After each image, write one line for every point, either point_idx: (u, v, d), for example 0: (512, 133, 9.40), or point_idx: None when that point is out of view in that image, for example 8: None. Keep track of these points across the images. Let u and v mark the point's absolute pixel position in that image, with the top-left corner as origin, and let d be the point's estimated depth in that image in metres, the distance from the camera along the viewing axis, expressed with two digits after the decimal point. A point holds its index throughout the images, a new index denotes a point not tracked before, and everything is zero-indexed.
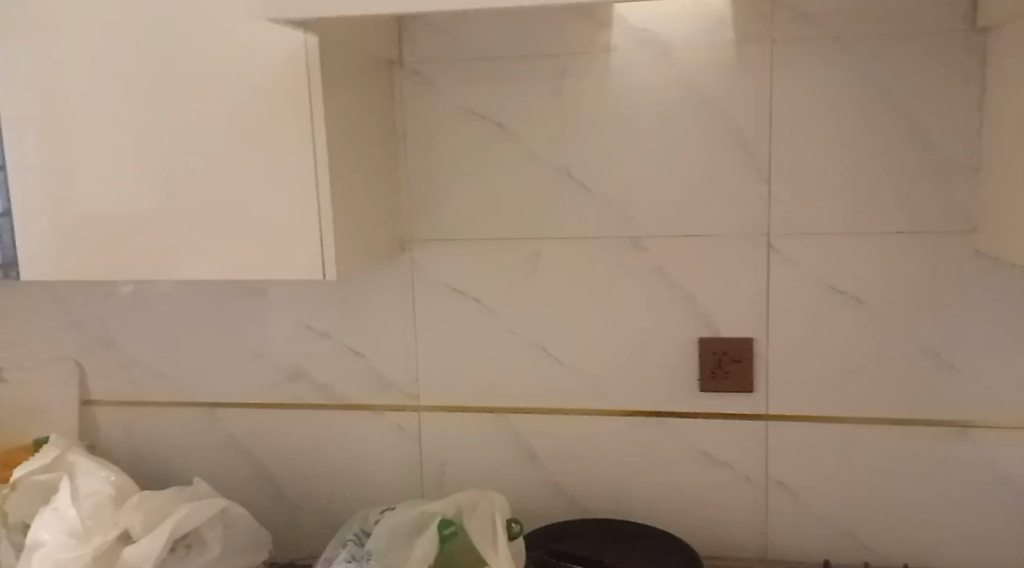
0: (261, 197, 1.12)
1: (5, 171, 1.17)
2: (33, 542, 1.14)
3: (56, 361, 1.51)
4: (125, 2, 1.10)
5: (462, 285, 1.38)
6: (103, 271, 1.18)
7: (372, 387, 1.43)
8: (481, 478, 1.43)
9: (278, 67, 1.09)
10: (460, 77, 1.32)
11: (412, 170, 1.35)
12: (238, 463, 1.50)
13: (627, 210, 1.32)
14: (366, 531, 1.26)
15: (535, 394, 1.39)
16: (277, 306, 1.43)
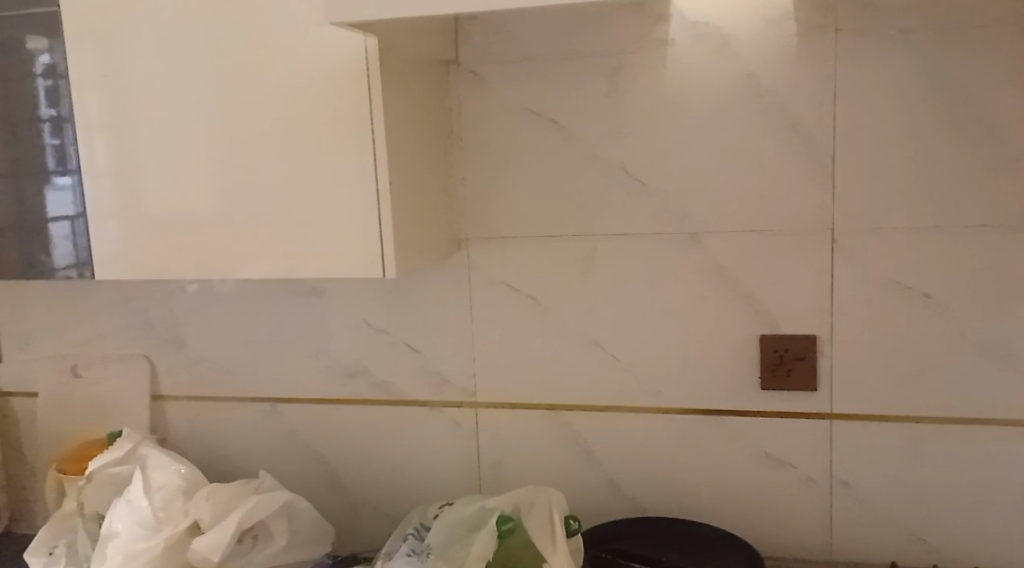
0: (322, 198, 1.15)
1: (79, 174, 1.22)
2: (108, 532, 1.17)
3: (128, 357, 1.56)
4: (191, 9, 1.14)
5: (520, 282, 1.38)
6: (171, 271, 1.21)
7: (431, 384, 1.45)
8: (539, 475, 1.43)
9: (338, 70, 1.11)
10: (516, 74, 1.32)
11: (468, 168, 1.36)
12: (300, 457, 1.53)
13: (686, 206, 1.30)
14: (425, 526, 1.28)
15: (592, 391, 1.39)
16: (338, 304, 1.46)
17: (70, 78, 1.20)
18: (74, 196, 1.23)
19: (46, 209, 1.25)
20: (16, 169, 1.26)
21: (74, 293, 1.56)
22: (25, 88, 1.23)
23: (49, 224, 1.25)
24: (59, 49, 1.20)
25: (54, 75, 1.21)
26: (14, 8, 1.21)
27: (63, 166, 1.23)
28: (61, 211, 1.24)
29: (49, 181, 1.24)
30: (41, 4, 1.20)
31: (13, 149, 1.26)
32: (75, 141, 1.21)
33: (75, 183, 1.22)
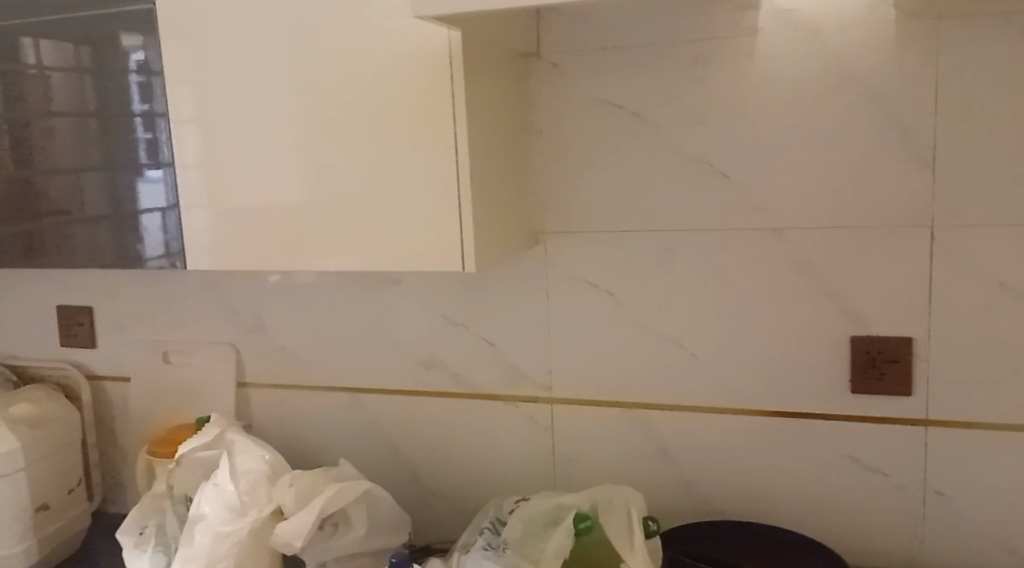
0: (404, 193, 1.15)
1: (173, 167, 1.26)
2: (195, 515, 1.21)
3: (214, 344, 1.61)
4: (278, 5, 1.15)
5: (599, 278, 1.37)
6: (255, 263, 1.24)
7: (507, 378, 1.45)
8: (615, 473, 1.42)
9: (421, 64, 1.11)
10: (597, 66, 1.30)
11: (547, 162, 1.35)
12: (378, 447, 1.55)
13: (772, 200, 1.27)
14: (501, 520, 1.27)
15: (671, 390, 1.36)
16: (416, 296, 1.47)
17: (163, 75, 1.24)
18: (165, 188, 1.27)
19: (138, 201, 1.29)
20: (109, 161, 1.30)
21: (164, 282, 1.61)
22: (119, 84, 1.27)
23: (141, 215, 1.29)
24: (153, 46, 1.24)
25: (147, 72, 1.25)
26: (109, 6, 1.26)
27: (155, 159, 1.27)
28: (154, 203, 1.28)
29: (141, 173, 1.28)
30: (135, 2, 1.24)
31: (106, 143, 1.30)
32: (168, 135, 1.25)
33: (168, 175, 1.26)
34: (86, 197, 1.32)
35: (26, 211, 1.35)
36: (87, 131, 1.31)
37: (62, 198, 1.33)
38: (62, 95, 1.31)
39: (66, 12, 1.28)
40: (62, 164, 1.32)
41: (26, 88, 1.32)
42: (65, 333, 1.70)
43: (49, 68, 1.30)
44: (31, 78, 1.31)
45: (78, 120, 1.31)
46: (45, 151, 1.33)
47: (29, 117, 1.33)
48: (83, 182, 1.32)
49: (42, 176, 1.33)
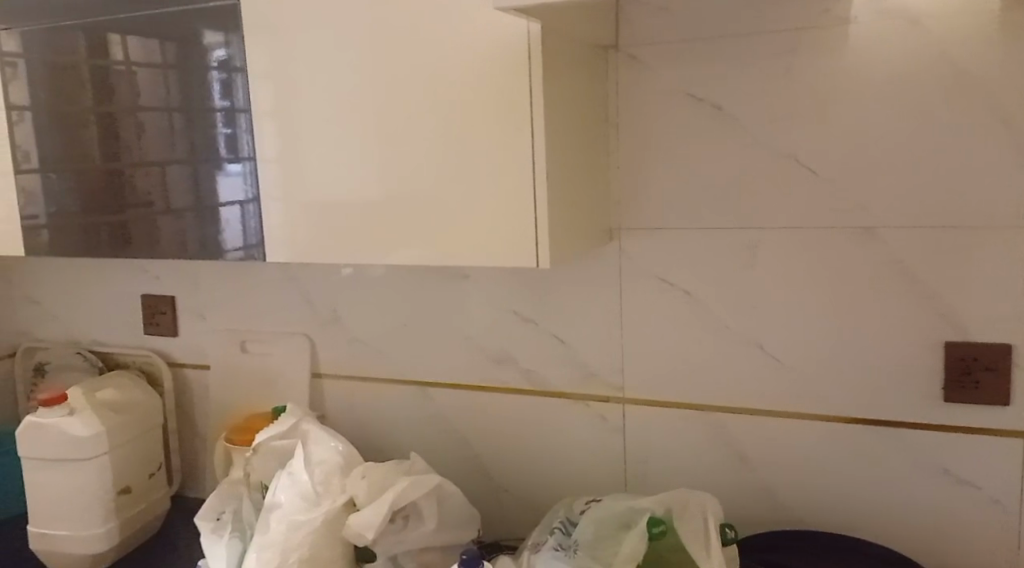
0: (480, 188, 1.15)
1: (254, 161, 1.28)
2: (270, 503, 1.23)
3: (289, 335, 1.63)
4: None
5: (676, 277, 1.34)
6: (331, 256, 1.25)
7: (578, 376, 1.43)
8: (689, 476, 1.39)
9: (499, 56, 1.10)
10: (679, 58, 1.27)
11: (623, 158, 1.33)
12: (448, 441, 1.55)
13: (862, 198, 1.22)
14: (572, 520, 1.26)
15: (749, 393, 1.33)
16: (487, 291, 1.46)
17: (245, 70, 1.26)
18: (244, 181, 1.30)
19: (218, 194, 1.31)
20: (190, 155, 1.33)
21: (243, 273, 1.65)
22: (200, 80, 1.30)
23: (221, 208, 1.32)
24: (234, 43, 1.26)
25: (228, 68, 1.27)
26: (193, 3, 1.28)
27: (235, 153, 1.29)
28: (233, 196, 1.30)
29: (221, 167, 1.31)
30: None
31: (187, 137, 1.32)
32: (249, 129, 1.28)
33: (249, 169, 1.29)
34: (169, 189, 1.35)
35: (113, 203, 1.39)
36: (170, 126, 1.33)
37: (147, 191, 1.36)
38: (147, 90, 1.34)
39: (152, 9, 1.31)
40: (147, 157, 1.36)
41: (114, 84, 1.36)
42: (148, 321, 1.75)
43: (135, 64, 1.34)
44: (119, 74, 1.35)
45: (162, 114, 1.34)
46: (131, 145, 1.37)
47: (116, 111, 1.37)
48: (167, 175, 1.35)
49: (130, 169, 1.38)
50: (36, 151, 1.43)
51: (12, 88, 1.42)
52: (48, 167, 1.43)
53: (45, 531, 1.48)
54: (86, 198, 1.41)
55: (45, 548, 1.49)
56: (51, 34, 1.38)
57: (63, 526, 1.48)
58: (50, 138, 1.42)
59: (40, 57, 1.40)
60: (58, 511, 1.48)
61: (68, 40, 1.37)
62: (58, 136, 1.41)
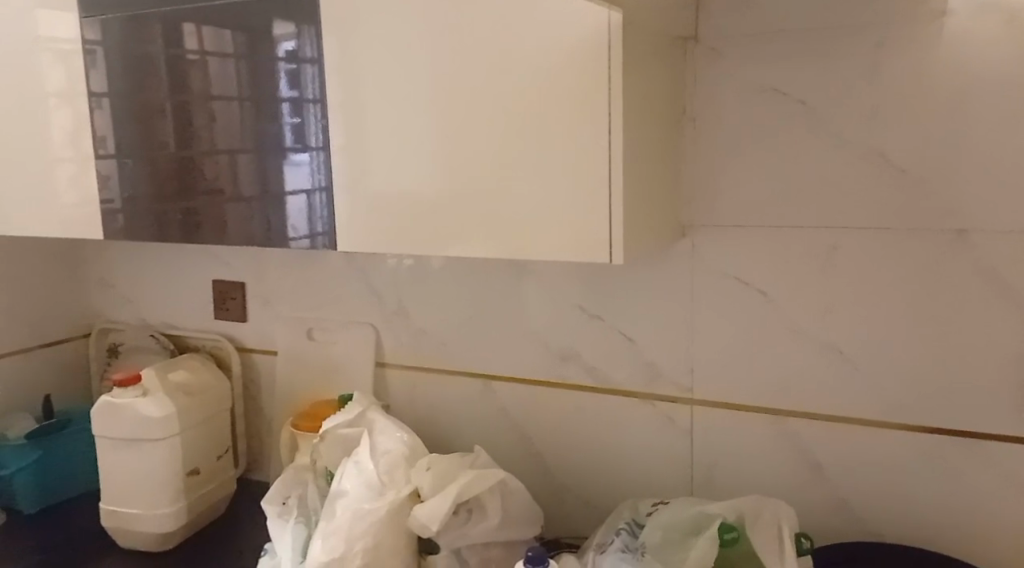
0: (552, 180, 1.13)
1: (325, 151, 1.28)
2: (337, 490, 1.24)
3: (355, 324, 1.64)
4: None
5: (752, 276, 1.30)
6: (401, 246, 1.25)
7: (644, 376, 1.40)
8: (759, 481, 1.35)
9: (576, 47, 1.08)
10: (762, 51, 1.24)
11: (699, 153, 1.30)
12: (510, 437, 1.54)
13: (954, 199, 1.17)
14: (637, 522, 1.24)
15: (825, 398, 1.29)
16: (554, 286, 1.45)
17: (316, 62, 1.26)
18: (311, 171, 1.30)
19: (284, 182, 1.32)
20: (258, 145, 1.34)
21: (311, 260, 1.66)
22: (269, 70, 1.31)
23: (286, 197, 1.33)
24: (306, 34, 1.26)
25: (298, 60, 1.28)
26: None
27: (302, 143, 1.30)
28: (299, 185, 1.31)
29: (287, 157, 1.32)
30: None
31: (257, 126, 1.33)
32: (320, 118, 1.28)
33: (319, 158, 1.29)
34: (238, 178, 1.36)
35: (185, 190, 1.41)
36: (240, 115, 1.34)
37: (216, 179, 1.38)
38: (220, 80, 1.35)
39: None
40: (217, 146, 1.37)
41: (187, 73, 1.38)
42: (218, 306, 1.77)
43: (208, 53, 1.35)
44: (193, 64, 1.37)
45: (233, 104, 1.35)
46: (203, 133, 1.38)
47: (189, 100, 1.38)
48: (236, 163, 1.36)
49: (199, 157, 1.39)
50: (112, 138, 1.46)
51: (91, 75, 1.45)
52: (124, 153, 1.46)
53: (117, 508, 1.51)
54: (159, 185, 1.44)
55: (116, 524, 1.52)
56: (130, 24, 1.40)
57: (134, 504, 1.51)
58: (126, 125, 1.45)
59: (118, 46, 1.42)
60: (130, 490, 1.50)
61: (146, 29, 1.39)
62: (134, 123, 1.44)
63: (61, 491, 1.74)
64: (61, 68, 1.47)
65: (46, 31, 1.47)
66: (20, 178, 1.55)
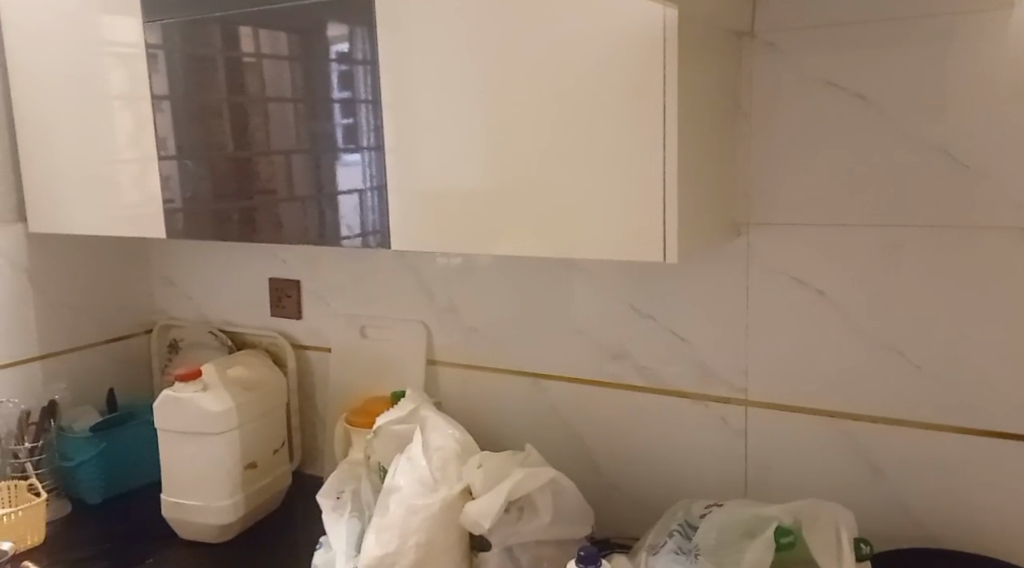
0: (604, 178, 1.12)
1: (378, 150, 1.30)
2: (390, 486, 1.25)
3: (407, 321, 1.66)
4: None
5: (809, 275, 1.28)
6: (451, 245, 1.25)
7: (697, 375, 1.39)
8: (816, 484, 1.33)
9: (630, 45, 1.07)
10: (819, 45, 1.22)
11: (754, 150, 1.28)
12: (561, 435, 1.53)
13: (1021, 195, 1.14)
14: (691, 523, 1.23)
15: (884, 400, 1.26)
16: (605, 284, 1.44)
17: (369, 63, 1.28)
18: (363, 170, 1.32)
19: (337, 182, 1.34)
20: (312, 145, 1.36)
21: (364, 258, 1.68)
22: (322, 72, 1.32)
23: (339, 196, 1.34)
24: (358, 36, 1.28)
25: (350, 61, 1.29)
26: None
27: (354, 143, 1.32)
28: (351, 184, 1.33)
29: (339, 157, 1.33)
30: None
31: (310, 127, 1.35)
32: (373, 118, 1.29)
33: (371, 157, 1.30)
34: (293, 178, 1.39)
35: (242, 190, 1.44)
36: (293, 116, 1.37)
37: (271, 178, 1.41)
38: (275, 82, 1.37)
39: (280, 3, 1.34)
40: (272, 146, 1.40)
41: (243, 75, 1.40)
42: (274, 303, 1.80)
43: (264, 56, 1.38)
44: (250, 66, 1.39)
45: (288, 105, 1.37)
46: (259, 134, 1.41)
47: (246, 101, 1.41)
48: (291, 163, 1.38)
49: (255, 157, 1.42)
50: (172, 139, 1.50)
51: (154, 78, 1.49)
52: (183, 154, 1.49)
53: (178, 500, 1.55)
54: (217, 184, 1.47)
55: (176, 516, 1.56)
56: (189, 27, 1.43)
57: (194, 496, 1.54)
58: (185, 126, 1.48)
59: (178, 49, 1.45)
60: (189, 482, 1.54)
61: (205, 33, 1.42)
62: (193, 125, 1.47)
63: (124, 482, 1.79)
64: (123, 71, 1.51)
65: (111, 36, 1.51)
66: (86, 179, 1.59)
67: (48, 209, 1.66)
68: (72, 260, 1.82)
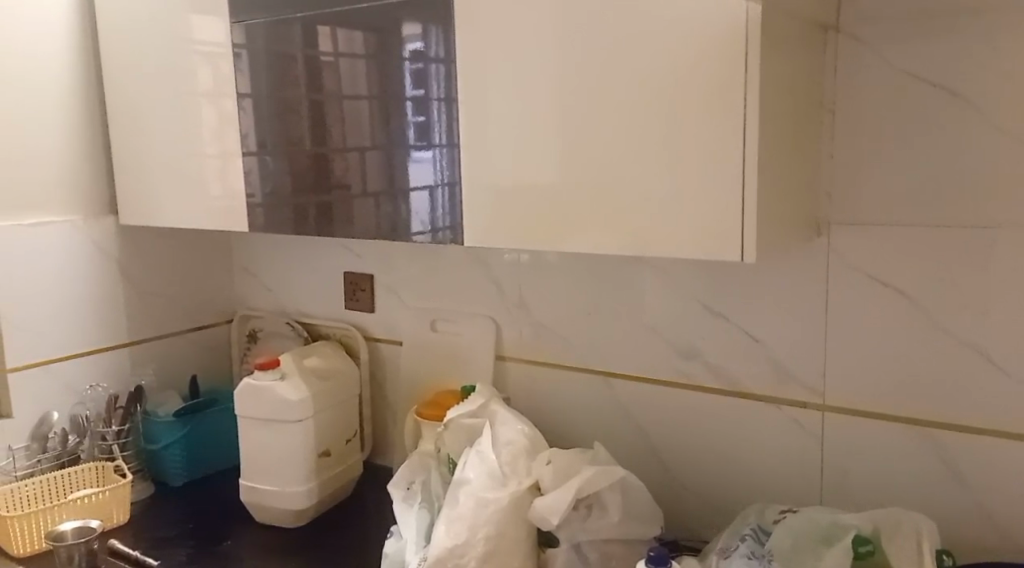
0: (678, 174, 1.11)
1: (451, 146, 1.31)
2: (460, 478, 1.26)
3: (477, 316, 1.67)
4: None
5: (892, 277, 1.24)
6: (522, 241, 1.26)
7: (772, 377, 1.37)
8: (896, 492, 1.29)
9: (712, 40, 1.05)
10: (906, 40, 1.18)
11: (837, 148, 1.26)
12: (630, 434, 1.52)
13: None
14: (764, 528, 1.21)
15: (969, 408, 1.22)
16: (679, 283, 1.43)
17: (442, 61, 1.29)
18: (434, 167, 1.33)
19: (409, 179, 1.36)
20: (385, 142, 1.38)
21: (436, 253, 1.70)
22: (396, 71, 1.34)
23: (411, 192, 1.36)
24: (432, 35, 1.29)
25: (424, 59, 1.31)
26: None
27: (426, 140, 1.33)
28: (422, 181, 1.35)
29: (411, 154, 1.35)
30: None
31: (383, 125, 1.38)
32: (446, 115, 1.30)
33: (445, 153, 1.31)
34: (366, 174, 1.41)
35: (319, 185, 1.47)
36: (368, 113, 1.39)
37: (345, 174, 1.43)
38: (351, 80, 1.40)
39: (357, 3, 1.36)
40: (347, 143, 1.42)
41: (322, 74, 1.43)
42: (349, 296, 1.84)
43: (341, 55, 1.40)
44: (327, 64, 1.42)
45: (363, 103, 1.39)
46: (334, 131, 1.43)
47: (323, 98, 1.44)
48: (365, 160, 1.41)
49: (331, 154, 1.45)
50: (254, 136, 1.53)
51: (238, 76, 1.53)
52: (264, 150, 1.53)
53: (256, 484, 1.59)
54: (295, 179, 1.50)
55: (253, 500, 1.60)
56: (271, 27, 1.47)
57: (271, 481, 1.58)
58: (267, 123, 1.52)
59: (262, 49, 1.49)
60: (266, 468, 1.58)
61: (285, 32, 1.46)
62: (273, 122, 1.51)
63: (204, 466, 1.85)
64: (208, 69, 1.56)
65: (199, 36, 1.56)
66: (174, 174, 1.65)
67: (140, 204, 1.72)
68: (159, 253, 1.88)
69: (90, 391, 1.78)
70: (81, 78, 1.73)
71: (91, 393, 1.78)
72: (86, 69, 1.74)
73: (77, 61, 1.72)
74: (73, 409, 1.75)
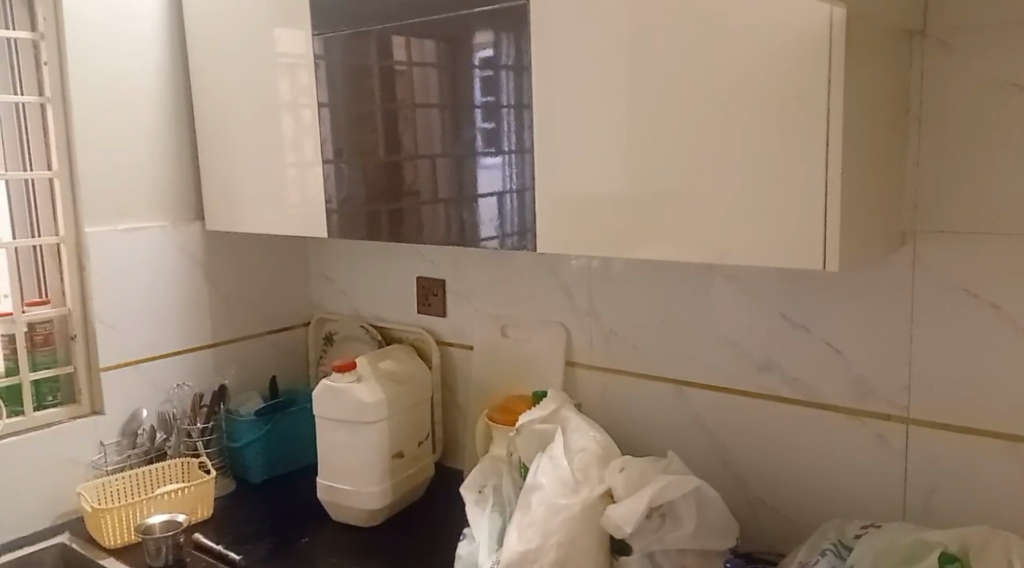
0: (755, 180, 1.10)
1: (524, 154, 1.31)
2: (532, 483, 1.26)
3: (548, 323, 1.67)
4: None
5: (982, 288, 1.20)
6: (596, 248, 1.25)
7: (853, 389, 1.33)
8: (984, 511, 1.25)
9: (792, 46, 1.04)
10: (998, 45, 1.14)
11: (922, 155, 1.22)
12: (704, 444, 1.50)
13: None
14: (845, 544, 1.19)
15: None
16: (755, 292, 1.41)
17: (513, 69, 1.30)
18: (503, 173, 1.34)
19: (478, 185, 1.37)
20: (457, 149, 1.39)
21: (509, 259, 1.71)
22: (466, 78, 1.36)
23: (479, 199, 1.38)
24: (503, 43, 1.30)
25: (494, 67, 1.32)
26: (472, 4, 1.33)
27: (495, 146, 1.35)
28: (492, 187, 1.36)
29: (479, 160, 1.37)
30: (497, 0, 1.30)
31: (454, 132, 1.39)
32: (519, 122, 1.31)
33: (517, 160, 1.32)
34: (437, 181, 1.43)
35: (393, 193, 1.49)
36: (440, 122, 1.41)
37: (416, 181, 1.46)
38: (424, 89, 1.42)
39: (430, 13, 1.38)
40: (419, 150, 1.44)
41: (396, 83, 1.45)
42: (422, 300, 1.86)
43: (415, 64, 1.42)
44: (402, 73, 1.44)
45: (434, 111, 1.41)
46: (408, 139, 1.45)
47: (398, 107, 1.46)
48: (436, 167, 1.43)
49: (403, 162, 1.47)
50: (331, 143, 1.56)
51: (316, 86, 1.56)
52: (341, 158, 1.56)
53: (332, 484, 1.62)
54: (370, 186, 1.52)
55: (330, 499, 1.63)
56: (348, 38, 1.50)
57: (346, 481, 1.61)
58: (343, 132, 1.55)
59: (339, 59, 1.52)
60: (341, 468, 1.61)
61: (361, 43, 1.48)
62: (348, 130, 1.54)
63: (281, 464, 1.89)
64: (289, 79, 1.60)
65: (281, 48, 1.60)
66: (255, 181, 1.70)
67: (224, 210, 1.78)
68: (241, 258, 1.93)
69: (176, 390, 1.84)
70: (171, 89, 1.79)
71: (177, 391, 1.84)
72: (175, 78, 1.80)
73: (167, 72, 1.78)
74: (160, 406, 1.82)
